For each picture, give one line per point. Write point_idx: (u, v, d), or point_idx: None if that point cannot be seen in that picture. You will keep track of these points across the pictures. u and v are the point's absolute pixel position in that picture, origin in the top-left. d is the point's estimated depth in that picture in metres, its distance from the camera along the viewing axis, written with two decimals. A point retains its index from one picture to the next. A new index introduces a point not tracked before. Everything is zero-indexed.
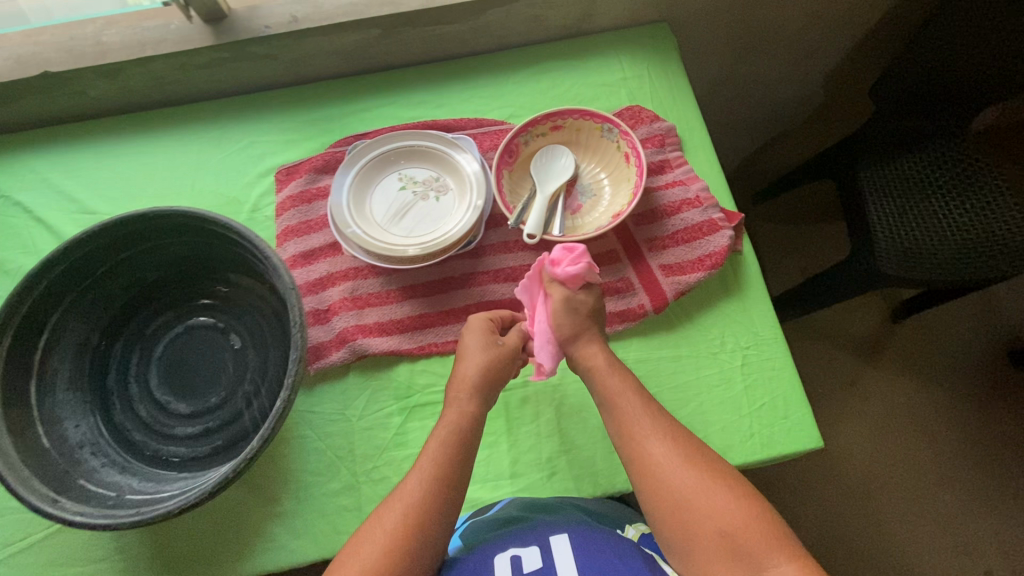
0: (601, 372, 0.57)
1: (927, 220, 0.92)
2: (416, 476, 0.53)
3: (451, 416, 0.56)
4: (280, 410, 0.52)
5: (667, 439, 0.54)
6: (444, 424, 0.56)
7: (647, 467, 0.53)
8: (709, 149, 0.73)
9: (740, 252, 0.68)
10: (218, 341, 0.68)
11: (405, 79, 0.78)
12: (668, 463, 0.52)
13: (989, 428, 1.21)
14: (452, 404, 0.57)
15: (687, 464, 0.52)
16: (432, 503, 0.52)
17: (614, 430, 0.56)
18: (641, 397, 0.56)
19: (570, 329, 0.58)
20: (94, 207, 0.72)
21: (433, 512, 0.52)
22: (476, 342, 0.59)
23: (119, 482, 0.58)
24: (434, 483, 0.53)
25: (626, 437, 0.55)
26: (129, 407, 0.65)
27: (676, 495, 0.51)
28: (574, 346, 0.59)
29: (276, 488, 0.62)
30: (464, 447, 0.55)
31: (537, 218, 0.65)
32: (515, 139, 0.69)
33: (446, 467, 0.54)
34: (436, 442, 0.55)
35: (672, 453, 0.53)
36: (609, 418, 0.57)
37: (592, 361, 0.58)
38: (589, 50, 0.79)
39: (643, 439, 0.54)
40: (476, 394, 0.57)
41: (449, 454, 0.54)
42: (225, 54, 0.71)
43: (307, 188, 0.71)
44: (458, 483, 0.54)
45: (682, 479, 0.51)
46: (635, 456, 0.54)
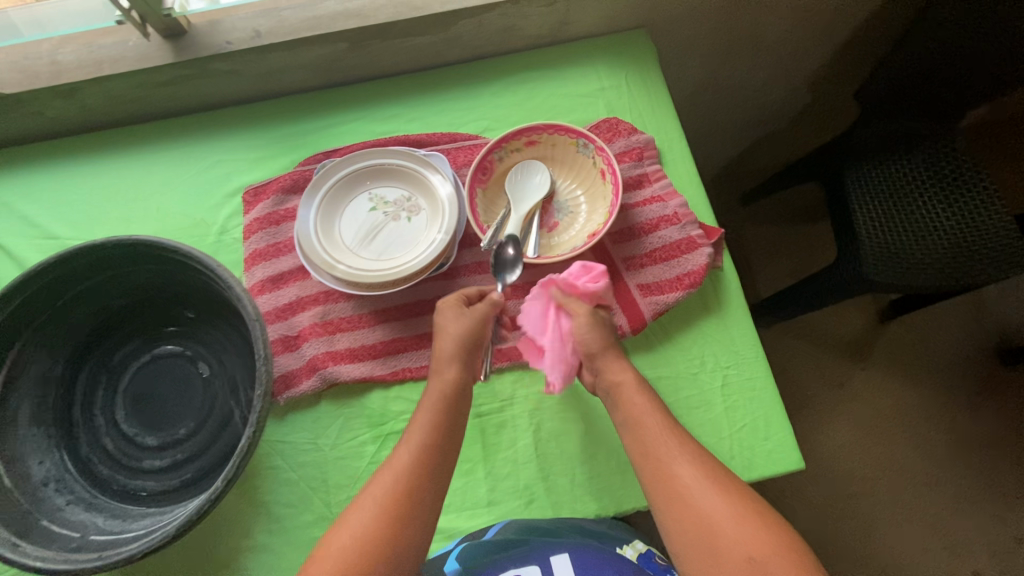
0: (630, 391, 0.56)
1: (911, 226, 0.90)
2: (408, 445, 0.54)
3: (434, 384, 0.57)
4: (245, 447, 0.51)
5: (694, 462, 0.51)
6: (428, 392, 0.57)
7: (673, 489, 0.50)
8: (689, 161, 0.71)
9: (720, 269, 0.66)
10: (186, 369, 0.66)
11: (376, 93, 0.75)
12: (695, 485, 0.50)
13: (977, 428, 1.20)
14: (435, 375, 0.58)
15: (714, 488, 0.49)
16: (421, 472, 0.53)
17: (636, 451, 0.54)
18: (666, 416, 0.55)
19: (597, 343, 0.59)
20: (56, 232, 0.70)
21: (423, 481, 0.52)
22: (453, 317, 0.59)
23: (84, 521, 0.57)
24: (420, 449, 0.54)
25: (649, 457, 0.53)
26: (95, 440, 0.63)
27: (703, 516, 0.48)
28: (605, 360, 0.58)
29: (246, 521, 0.60)
30: (450, 413, 0.56)
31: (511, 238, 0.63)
32: (488, 156, 0.67)
33: (433, 434, 0.55)
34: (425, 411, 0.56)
35: (699, 474, 0.50)
36: (630, 438, 0.55)
37: (621, 377, 0.57)
38: (566, 59, 0.76)
39: (669, 461, 0.52)
40: (456, 361, 0.58)
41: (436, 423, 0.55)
42: (186, 71, 0.68)
43: (274, 209, 0.69)
44: (446, 451, 0.55)
45: (709, 502, 0.49)
46: (658, 477, 0.51)
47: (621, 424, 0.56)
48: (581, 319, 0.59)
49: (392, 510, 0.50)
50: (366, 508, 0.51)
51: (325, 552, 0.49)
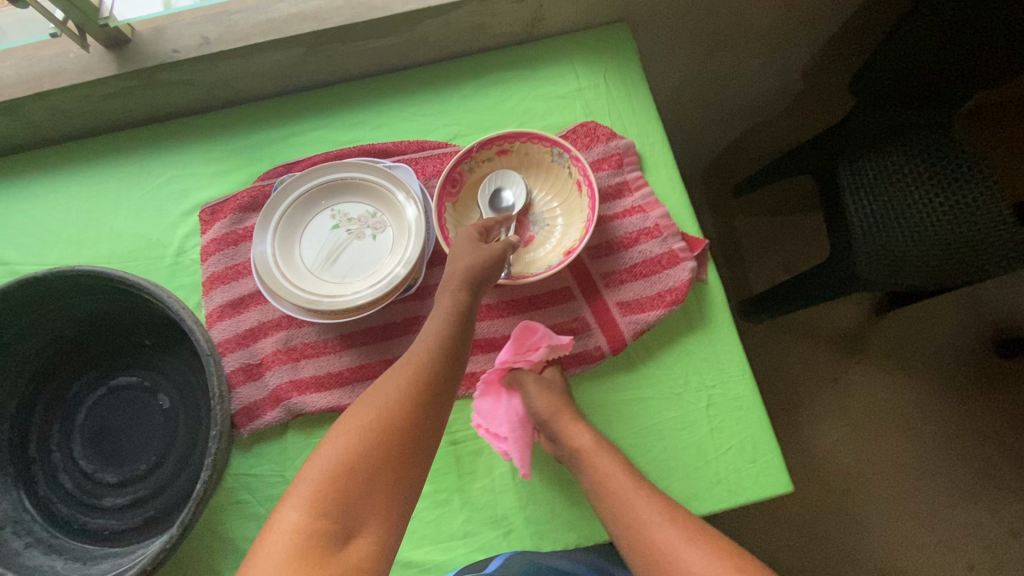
0: (589, 454, 0.55)
1: (910, 216, 0.85)
2: (420, 348, 0.50)
3: (446, 299, 0.52)
4: (200, 492, 0.48)
5: (668, 522, 0.50)
6: (439, 303, 0.53)
7: (655, 557, 0.48)
8: (671, 166, 0.67)
9: (704, 282, 0.63)
10: (145, 400, 0.63)
11: (339, 99, 0.71)
12: (673, 547, 0.48)
13: (973, 420, 1.18)
14: (446, 285, 0.53)
15: (694, 548, 0.47)
16: (434, 377, 0.48)
17: (611, 521, 0.52)
18: (638, 478, 0.53)
19: (547, 408, 0.58)
20: (5, 257, 0.67)
21: (436, 387, 0.48)
22: (467, 248, 0.55)
23: (42, 565, 0.54)
24: (428, 360, 0.49)
25: (625, 526, 0.51)
26: (54, 478, 0.60)
27: None
28: (563, 421, 0.57)
29: (214, 558, 0.58)
30: (463, 324, 0.52)
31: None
32: (457, 167, 0.63)
33: (447, 342, 0.50)
34: (436, 320, 0.52)
35: (677, 535, 0.48)
36: (603, 507, 0.53)
37: (579, 441, 0.56)
38: (540, 57, 0.72)
39: (645, 525, 0.50)
40: (461, 288, 0.53)
41: (450, 332, 0.51)
42: (133, 83, 0.64)
43: (233, 229, 0.65)
44: (458, 361, 0.51)
45: (688, 563, 0.46)
46: (638, 544, 0.50)
47: (590, 492, 0.55)
48: (532, 387, 0.60)
49: (401, 413, 0.46)
50: (376, 407, 0.46)
51: (331, 445, 0.44)
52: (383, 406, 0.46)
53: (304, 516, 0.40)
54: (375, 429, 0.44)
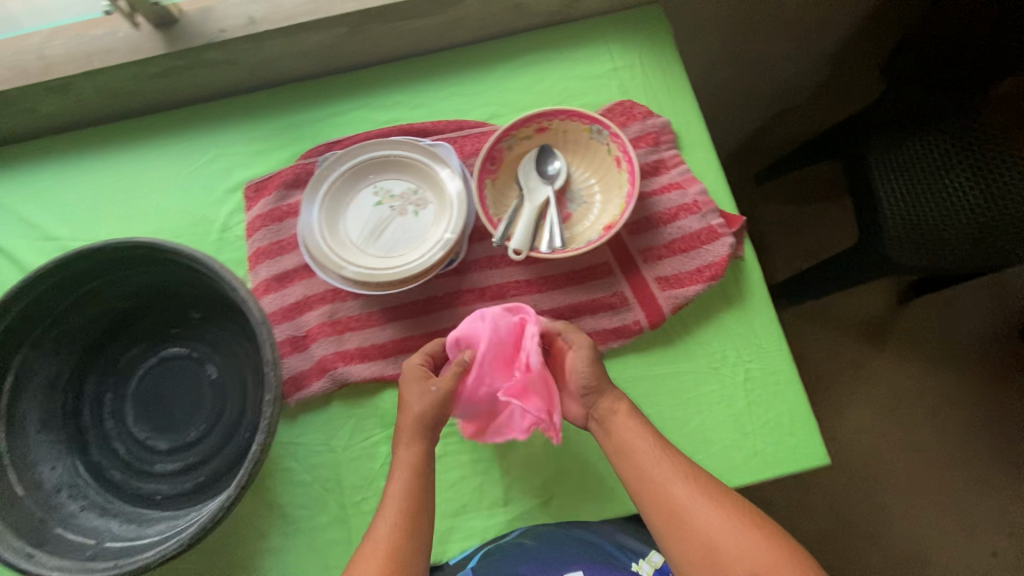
0: (624, 420, 0.55)
1: (941, 200, 0.85)
2: (383, 526, 0.51)
3: (405, 457, 0.54)
4: (257, 453, 0.50)
5: (690, 481, 0.52)
6: (396, 467, 0.54)
7: (673, 511, 0.51)
8: (707, 144, 0.67)
9: (741, 259, 0.63)
10: (194, 371, 0.65)
11: (377, 80, 0.72)
12: (693, 504, 0.51)
13: (998, 408, 1.18)
14: (398, 445, 0.55)
15: (714, 507, 0.50)
16: (405, 544, 0.51)
17: (631, 479, 0.53)
18: (661, 442, 0.54)
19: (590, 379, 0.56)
20: (56, 233, 0.69)
21: (409, 552, 0.50)
22: (416, 391, 0.56)
23: (99, 527, 0.57)
24: (399, 528, 0.51)
25: (644, 480, 0.52)
26: (107, 444, 0.63)
27: (705, 536, 0.49)
28: (600, 395, 0.56)
29: (262, 522, 0.60)
30: (422, 482, 0.54)
31: (523, 233, 0.61)
32: (497, 145, 0.64)
33: (410, 508, 0.52)
34: (398, 486, 0.53)
35: (698, 495, 0.51)
36: (622, 462, 0.54)
37: (609, 411, 0.56)
38: (575, 38, 0.72)
39: (666, 481, 0.52)
40: (421, 438, 0.55)
41: (411, 497, 0.53)
42: (180, 62, 0.65)
43: (277, 205, 0.67)
44: (425, 526, 0.53)
45: (709, 521, 0.50)
46: (658, 499, 0.51)
47: (610, 452, 0.55)
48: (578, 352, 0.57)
49: None
50: None
51: None
52: None
53: None
54: None
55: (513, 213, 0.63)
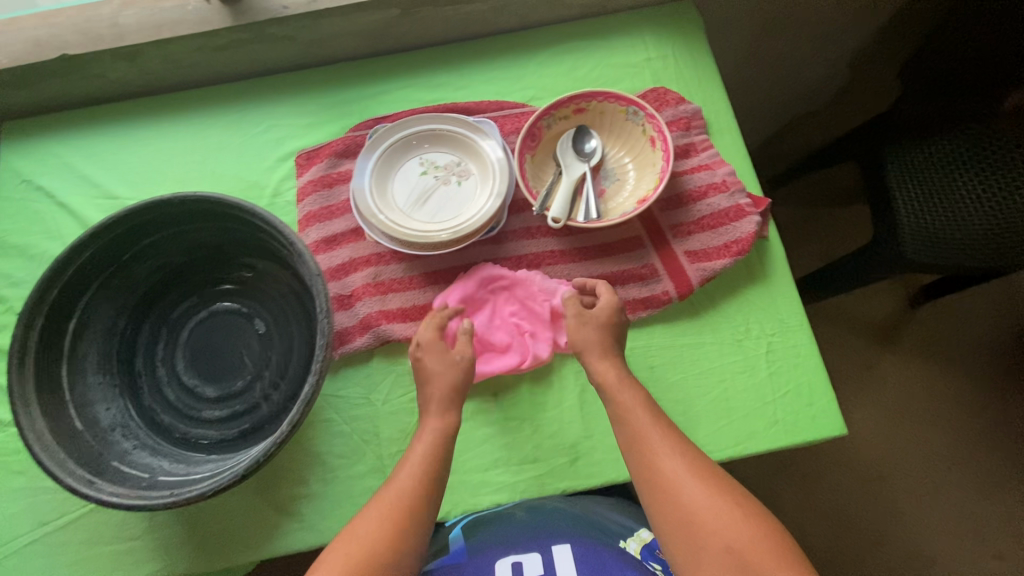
0: (620, 387, 0.57)
1: (955, 203, 0.88)
2: (402, 481, 0.54)
3: (433, 422, 0.57)
4: (309, 394, 0.52)
5: (678, 455, 0.53)
6: (422, 432, 0.57)
7: (658, 481, 0.52)
8: (735, 132, 0.71)
9: (766, 238, 0.67)
10: (242, 325, 0.68)
11: (422, 61, 0.76)
12: (679, 478, 0.52)
13: (1005, 412, 1.20)
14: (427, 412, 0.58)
15: (698, 482, 0.51)
16: (420, 499, 0.53)
17: (624, 446, 0.55)
18: (654, 414, 0.56)
19: (597, 342, 0.59)
20: (115, 192, 0.73)
21: (410, 526, 0.51)
22: (439, 362, 0.59)
23: (151, 464, 0.59)
24: (416, 483, 0.53)
25: (637, 452, 0.54)
26: (158, 391, 0.66)
27: (685, 508, 0.50)
28: (592, 359, 0.59)
29: (303, 470, 0.63)
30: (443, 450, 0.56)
31: (562, 204, 0.64)
32: (538, 122, 0.67)
33: (427, 467, 0.54)
34: (418, 449, 0.56)
35: (683, 468, 0.52)
36: (620, 433, 0.56)
37: (608, 377, 0.58)
38: (612, 29, 0.77)
39: (655, 454, 0.53)
40: (448, 409, 0.58)
41: (426, 470, 0.54)
42: (243, 35, 0.69)
43: (328, 172, 0.71)
44: (434, 498, 0.54)
45: (692, 496, 0.50)
46: (647, 470, 0.53)
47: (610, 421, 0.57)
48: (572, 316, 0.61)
49: (381, 547, 0.49)
50: (358, 545, 0.49)
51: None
52: (363, 544, 0.49)
53: None
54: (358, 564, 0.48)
55: (551, 187, 0.67)
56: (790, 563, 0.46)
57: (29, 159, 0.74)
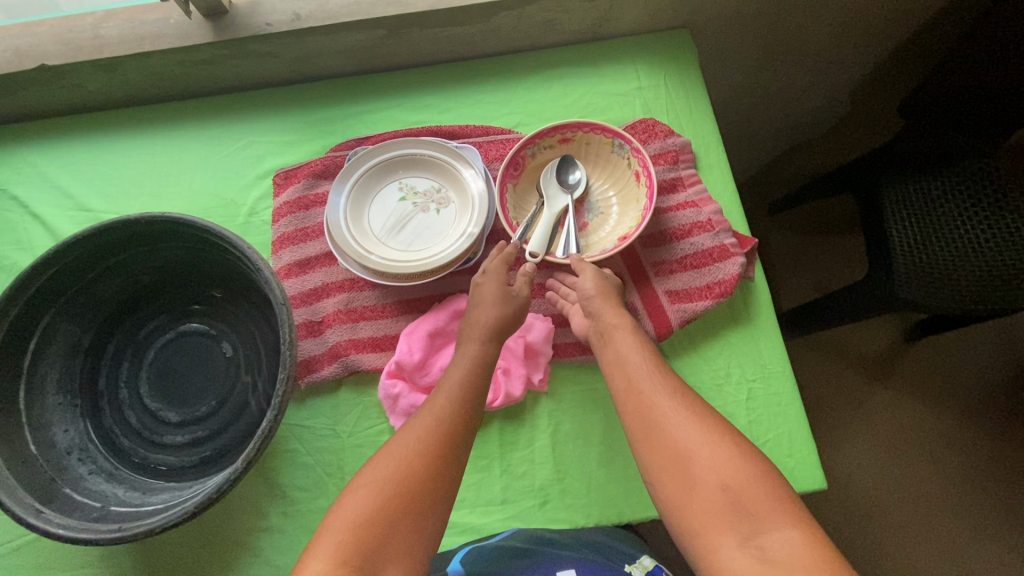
0: (622, 334, 0.57)
1: (950, 242, 0.85)
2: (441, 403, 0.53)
3: (471, 349, 0.56)
4: (265, 430, 0.50)
5: (676, 396, 0.52)
6: (461, 359, 0.56)
7: (650, 419, 0.51)
8: (724, 168, 0.69)
9: (751, 279, 0.65)
10: (208, 348, 0.67)
11: (409, 82, 0.75)
12: (674, 416, 0.50)
13: (999, 454, 1.17)
14: (470, 341, 0.57)
15: (693, 420, 0.49)
16: (458, 423, 0.52)
17: (620, 389, 0.54)
18: (655, 361, 0.55)
19: (604, 294, 0.59)
20: (90, 204, 0.71)
21: (449, 451, 0.50)
22: (493, 292, 0.59)
23: (105, 491, 0.58)
24: (451, 406, 0.52)
25: (632, 394, 0.53)
26: (119, 412, 0.64)
27: (676, 445, 0.48)
28: (598, 304, 0.59)
29: (263, 501, 0.61)
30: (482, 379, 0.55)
31: (541, 238, 0.63)
32: (521, 151, 0.65)
33: (466, 392, 0.54)
34: (457, 375, 0.55)
35: (681, 409, 0.50)
36: (616, 376, 0.55)
37: (614, 324, 0.58)
38: (604, 56, 0.75)
39: (650, 396, 0.52)
40: (487, 339, 0.57)
41: (462, 397, 0.53)
42: (226, 51, 0.68)
43: (304, 194, 0.69)
44: (473, 422, 0.53)
45: (686, 435, 0.48)
46: (640, 409, 0.52)
47: (610, 364, 0.56)
48: (586, 272, 0.61)
49: (416, 467, 0.48)
50: (393, 466, 0.48)
51: (355, 495, 0.47)
52: (398, 467, 0.48)
53: (328, 565, 0.42)
54: (391, 486, 0.47)
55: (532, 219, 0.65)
56: (786, 503, 0.44)
57: (4, 167, 0.73)
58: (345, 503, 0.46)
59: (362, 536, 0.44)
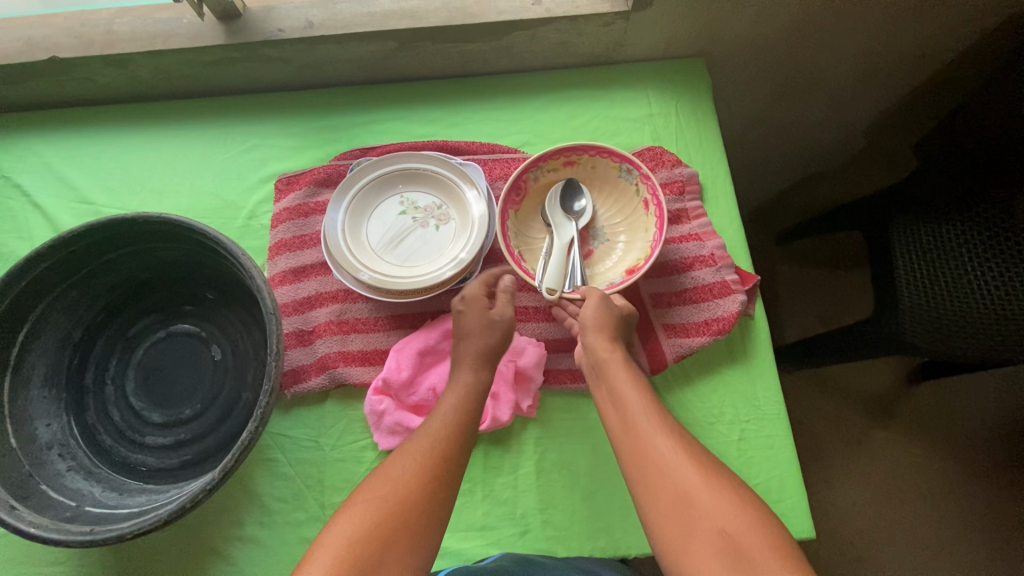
0: (615, 366, 0.55)
1: (962, 286, 0.82)
2: (436, 429, 0.52)
3: (465, 376, 0.55)
4: (245, 441, 0.48)
5: (673, 436, 0.50)
6: (452, 388, 0.55)
7: (647, 459, 0.49)
8: (730, 201, 0.68)
9: (751, 316, 0.64)
10: (198, 349, 0.66)
11: (418, 95, 0.74)
12: (672, 457, 0.48)
13: (999, 506, 1.14)
14: (464, 368, 0.56)
15: (692, 463, 0.48)
16: (451, 448, 0.51)
17: (615, 427, 0.53)
18: (652, 398, 0.54)
19: (601, 325, 0.57)
20: (91, 197, 0.71)
21: (443, 478, 0.49)
22: (478, 320, 0.58)
23: (82, 490, 0.57)
24: (447, 431, 0.52)
25: (629, 434, 0.51)
26: (104, 409, 0.64)
27: (676, 488, 0.46)
28: (593, 337, 0.57)
29: (240, 510, 0.60)
30: (475, 399, 0.55)
31: (553, 272, 0.62)
32: (524, 174, 0.64)
33: (461, 420, 0.53)
34: (452, 400, 0.54)
35: (678, 449, 0.49)
36: (613, 411, 0.54)
37: (607, 359, 0.56)
38: (615, 81, 0.74)
39: (646, 435, 0.50)
40: (479, 367, 0.56)
41: (457, 425, 0.52)
42: (236, 54, 0.68)
43: (305, 201, 0.69)
44: (466, 449, 0.52)
45: (686, 476, 0.47)
46: (637, 450, 0.50)
47: (604, 400, 0.55)
48: (591, 298, 0.58)
49: (411, 493, 0.47)
50: (388, 490, 0.47)
51: (349, 516, 0.45)
52: (393, 490, 0.47)
53: None
54: (384, 509, 0.45)
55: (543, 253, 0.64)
56: (782, 549, 0.42)
57: (10, 155, 0.73)
58: (341, 520, 0.45)
59: (354, 560, 0.42)
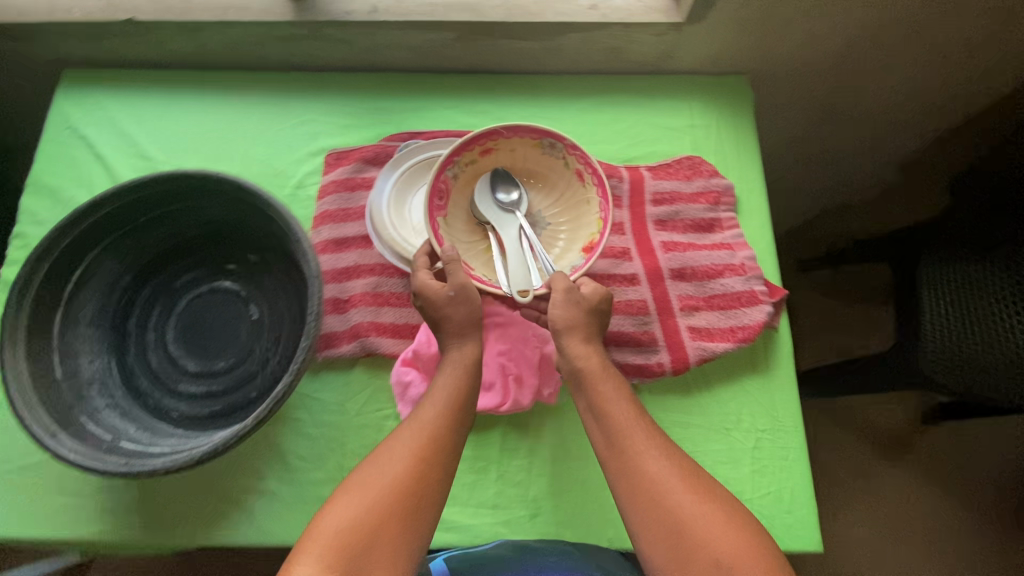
0: (596, 376, 0.56)
1: (983, 325, 0.81)
2: (429, 409, 0.53)
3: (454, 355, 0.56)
4: (279, 394, 0.50)
5: (665, 458, 0.51)
6: (445, 362, 0.56)
7: (640, 481, 0.50)
8: (762, 215, 0.70)
9: (775, 329, 0.65)
10: (236, 308, 0.69)
11: (468, 86, 0.77)
12: (667, 481, 0.50)
13: (1007, 555, 1.12)
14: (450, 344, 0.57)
15: (687, 490, 0.49)
16: (445, 427, 0.52)
17: (604, 445, 0.53)
18: (630, 403, 0.55)
19: (569, 321, 0.56)
20: (150, 153, 0.75)
21: (436, 455, 0.51)
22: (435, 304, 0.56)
23: (117, 426, 0.59)
24: (440, 412, 0.53)
25: (621, 456, 0.52)
26: (143, 352, 0.67)
27: (672, 517, 0.47)
28: (567, 340, 0.56)
29: (263, 464, 0.62)
30: (469, 382, 0.56)
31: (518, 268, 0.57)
32: (442, 176, 0.59)
33: (452, 398, 0.54)
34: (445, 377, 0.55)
35: (671, 472, 0.50)
36: (600, 428, 0.54)
37: (584, 363, 0.56)
38: (661, 89, 0.76)
39: (639, 457, 0.51)
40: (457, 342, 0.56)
41: (450, 404, 0.54)
42: (303, 31, 0.71)
43: (352, 176, 0.72)
44: (461, 424, 0.54)
45: (681, 503, 0.48)
46: (630, 472, 0.51)
47: (585, 410, 0.56)
48: (557, 295, 0.55)
49: (405, 479, 0.49)
50: (384, 476, 0.49)
51: (345, 500, 0.47)
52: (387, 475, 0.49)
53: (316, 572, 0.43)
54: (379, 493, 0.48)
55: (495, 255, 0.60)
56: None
57: (79, 107, 0.77)
58: (332, 508, 0.47)
59: (348, 543, 0.44)
